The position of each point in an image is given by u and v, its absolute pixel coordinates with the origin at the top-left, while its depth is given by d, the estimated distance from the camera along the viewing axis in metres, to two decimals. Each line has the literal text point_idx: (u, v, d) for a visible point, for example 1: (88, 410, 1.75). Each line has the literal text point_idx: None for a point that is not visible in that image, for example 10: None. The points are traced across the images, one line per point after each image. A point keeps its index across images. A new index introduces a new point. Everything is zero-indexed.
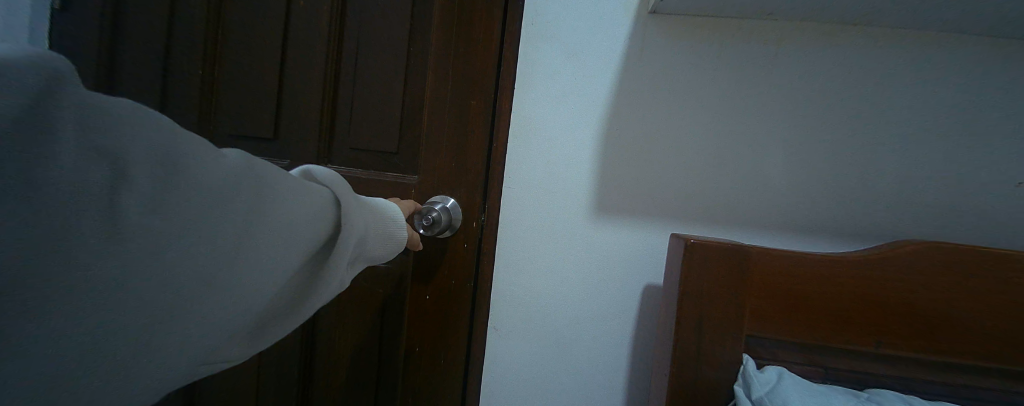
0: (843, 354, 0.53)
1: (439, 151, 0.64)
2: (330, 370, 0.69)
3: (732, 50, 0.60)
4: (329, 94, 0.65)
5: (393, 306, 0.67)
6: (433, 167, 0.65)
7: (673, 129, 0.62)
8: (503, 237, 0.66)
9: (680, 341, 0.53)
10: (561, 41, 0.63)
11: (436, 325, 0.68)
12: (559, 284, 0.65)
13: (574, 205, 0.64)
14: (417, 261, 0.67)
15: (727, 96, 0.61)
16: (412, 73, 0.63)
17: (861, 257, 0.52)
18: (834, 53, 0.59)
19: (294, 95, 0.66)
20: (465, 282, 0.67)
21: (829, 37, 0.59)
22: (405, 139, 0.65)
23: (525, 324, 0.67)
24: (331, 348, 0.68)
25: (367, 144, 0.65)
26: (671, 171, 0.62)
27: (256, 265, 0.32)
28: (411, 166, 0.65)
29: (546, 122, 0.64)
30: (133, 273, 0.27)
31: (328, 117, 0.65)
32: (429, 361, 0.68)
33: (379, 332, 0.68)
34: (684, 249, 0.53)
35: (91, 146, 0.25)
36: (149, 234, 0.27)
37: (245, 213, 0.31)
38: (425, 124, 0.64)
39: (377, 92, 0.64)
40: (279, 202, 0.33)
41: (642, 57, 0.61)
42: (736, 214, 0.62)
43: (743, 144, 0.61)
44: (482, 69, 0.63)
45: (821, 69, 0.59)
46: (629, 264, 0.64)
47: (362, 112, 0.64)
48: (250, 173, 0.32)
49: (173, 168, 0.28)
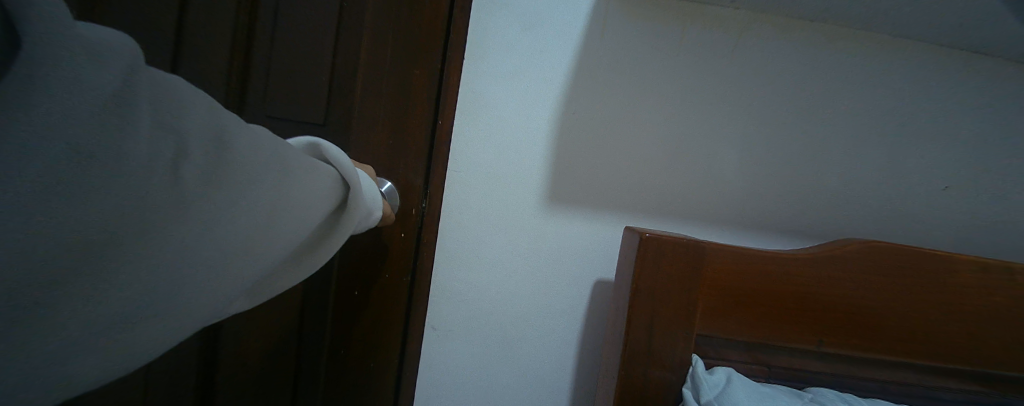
0: (789, 352, 0.52)
1: (375, 126, 0.58)
2: (238, 372, 0.60)
3: (694, 39, 0.58)
4: (242, 45, 0.55)
5: (313, 304, 0.60)
6: (369, 144, 0.59)
7: (632, 117, 0.58)
8: (446, 225, 0.59)
9: (630, 341, 0.49)
10: (518, 8, 0.57)
11: (368, 321, 0.62)
12: (507, 280, 0.60)
13: (525, 194, 0.59)
14: (346, 251, 0.61)
15: (687, 86, 0.58)
16: (346, 35, 0.56)
17: (812, 255, 0.51)
18: (792, 49, 0.58)
19: (194, 49, 0.54)
20: (402, 276, 0.61)
21: (786, 34, 0.58)
22: (334, 108, 0.57)
23: (467, 324, 0.60)
24: (238, 346, 0.59)
25: (289, 112, 0.56)
26: (628, 161, 0.58)
27: (261, 262, 0.26)
28: (343, 140, 0.58)
29: (498, 99, 0.57)
30: (162, 298, 0.20)
31: (239, 76, 0.55)
32: (358, 361, 0.62)
33: (299, 327, 0.61)
34: (638, 243, 0.49)
35: (160, 146, 0.18)
36: (187, 223, 0.20)
37: (274, 197, 0.25)
38: (361, 95, 0.58)
39: (304, 53, 0.55)
40: (301, 186, 0.28)
41: (604, 34, 0.57)
42: (690, 208, 0.60)
43: (699, 134, 0.59)
44: (429, 38, 0.58)
45: (778, 65, 0.58)
46: (582, 258, 0.60)
47: (284, 76, 0.55)
48: (279, 155, 0.26)
49: (222, 160, 0.22)
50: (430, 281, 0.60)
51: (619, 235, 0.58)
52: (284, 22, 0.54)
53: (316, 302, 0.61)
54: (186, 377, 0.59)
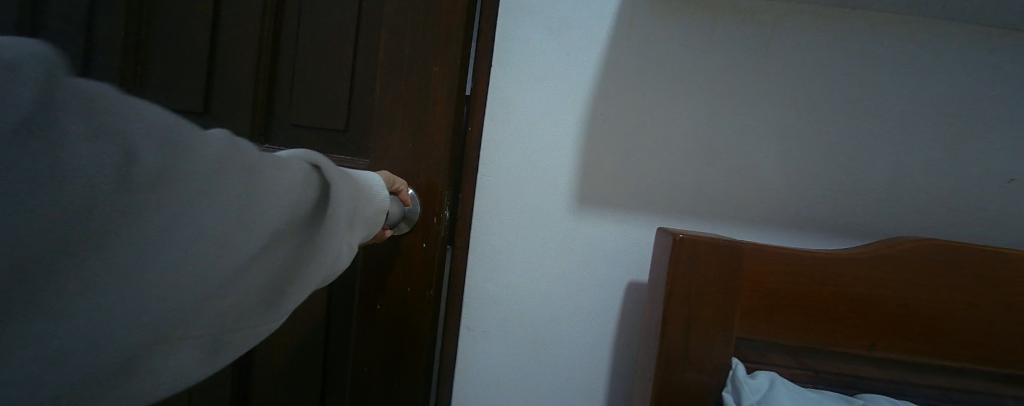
0: (836, 356, 0.49)
1: (394, 133, 0.59)
2: (267, 382, 0.60)
3: (723, 32, 0.56)
4: (264, 70, 0.57)
5: (338, 312, 0.60)
6: (388, 150, 0.59)
7: (661, 116, 0.57)
8: (478, 228, 0.60)
9: (667, 344, 0.49)
10: (544, 15, 0.58)
11: (393, 331, 0.61)
12: (537, 281, 0.60)
13: (553, 196, 0.59)
14: (368, 263, 0.60)
15: (716, 81, 0.57)
16: (362, 39, 0.56)
17: (857, 254, 0.48)
18: (829, 40, 0.56)
19: (229, 66, 0.57)
20: (426, 290, 0.60)
21: (822, 24, 0.56)
22: (352, 124, 0.58)
23: (499, 324, 0.61)
24: (267, 356, 0.60)
25: (310, 119, 0.58)
26: (658, 161, 0.58)
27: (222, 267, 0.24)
28: (363, 148, 0.58)
29: (526, 104, 0.58)
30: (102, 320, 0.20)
31: (264, 89, 0.58)
32: (385, 370, 0.61)
33: (325, 338, 0.60)
34: (672, 244, 0.49)
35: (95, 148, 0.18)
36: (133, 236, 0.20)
37: (234, 195, 0.24)
38: (378, 101, 0.58)
39: (323, 61, 0.56)
40: (265, 185, 0.26)
41: (629, 34, 0.57)
42: (725, 207, 0.58)
43: (734, 132, 0.57)
44: (446, 40, 0.57)
45: (814, 57, 0.56)
46: (613, 259, 0.60)
47: (305, 85, 0.57)
48: (232, 155, 0.24)
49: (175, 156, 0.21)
50: (464, 284, 0.61)
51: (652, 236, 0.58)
52: (304, 31, 0.56)
53: (341, 312, 0.60)
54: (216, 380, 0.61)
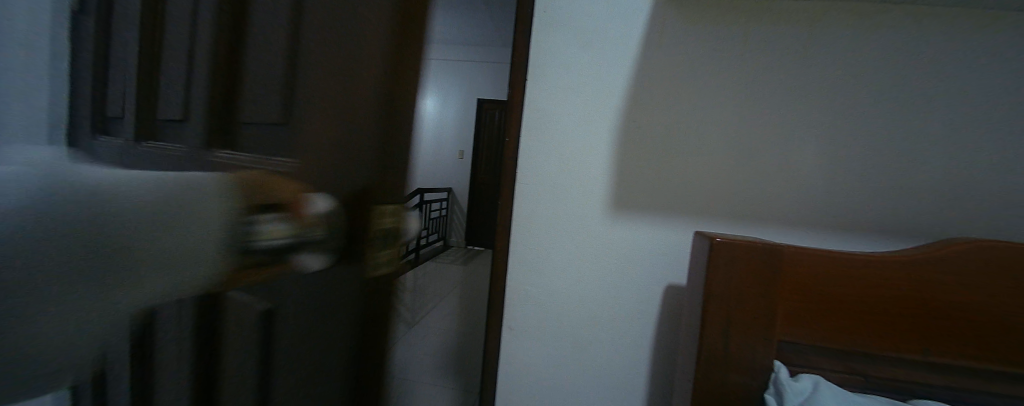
0: (886, 362, 0.48)
1: (336, 109, 0.34)
2: None
3: (760, 36, 0.56)
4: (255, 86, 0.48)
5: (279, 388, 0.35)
6: (328, 139, 0.34)
7: (695, 121, 0.58)
8: (517, 234, 0.64)
9: (707, 345, 0.50)
10: (576, 29, 0.60)
11: None
12: (575, 283, 0.63)
13: (589, 201, 0.61)
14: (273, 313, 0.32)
15: (754, 85, 0.57)
16: None
17: (905, 256, 0.47)
18: (871, 37, 0.54)
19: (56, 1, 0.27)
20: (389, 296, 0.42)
21: (863, 22, 0.55)
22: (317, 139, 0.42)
23: (540, 324, 0.65)
24: None
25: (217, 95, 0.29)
26: (693, 165, 0.59)
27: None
28: (286, 143, 0.30)
29: (560, 115, 0.61)
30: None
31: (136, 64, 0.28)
32: None
33: None
34: (710, 249, 0.49)
35: None
36: None
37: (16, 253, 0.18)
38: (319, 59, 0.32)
39: None
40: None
41: (661, 43, 0.58)
42: (765, 210, 0.58)
43: (772, 134, 0.57)
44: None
45: (855, 55, 0.55)
46: (651, 263, 0.61)
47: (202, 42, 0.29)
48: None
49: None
50: (505, 286, 0.65)
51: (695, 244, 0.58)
52: None
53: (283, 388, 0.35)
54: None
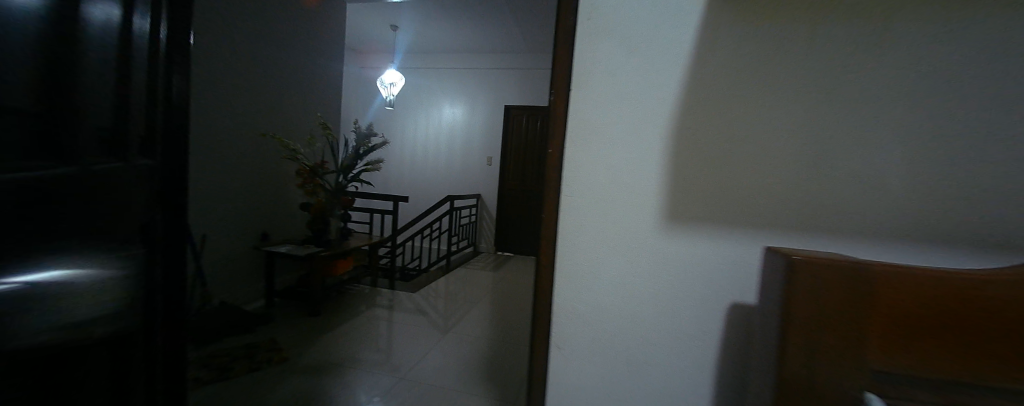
0: (997, 396, 0.42)
1: None
2: None
3: (828, 32, 0.52)
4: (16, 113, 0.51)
5: None
6: None
7: (756, 127, 0.54)
8: (564, 249, 0.61)
9: (789, 374, 0.44)
10: (623, 33, 0.57)
11: None
12: (626, 301, 0.60)
13: (640, 215, 0.58)
14: None
15: (822, 85, 0.52)
16: None
17: (1009, 275, 0.42)
18: (960, 27, 0.49)
19: None
20: None
21: (950, 12, 0.49)
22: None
23: (589, 343, 0.61)
24: None
25: None
26: (755, 174, 0.54)
27: None
28: None
29: (607, 124, 0.58)
30: None
31: None
32: None
33: None
34: (789, 267, 0.44)
35: None
36: None
37: None
38: None
39: None
40: None
41: (715, 44, 0.55)
42: (842, 222, 0.52)
43: (846, 138, 0.51)
44: None
45: (942, 48, 0.49)
46: (710, 279, 0.57)
47: None
48: None
49: None
50: (551, 303, 0.63)
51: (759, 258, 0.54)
52: None
53: None
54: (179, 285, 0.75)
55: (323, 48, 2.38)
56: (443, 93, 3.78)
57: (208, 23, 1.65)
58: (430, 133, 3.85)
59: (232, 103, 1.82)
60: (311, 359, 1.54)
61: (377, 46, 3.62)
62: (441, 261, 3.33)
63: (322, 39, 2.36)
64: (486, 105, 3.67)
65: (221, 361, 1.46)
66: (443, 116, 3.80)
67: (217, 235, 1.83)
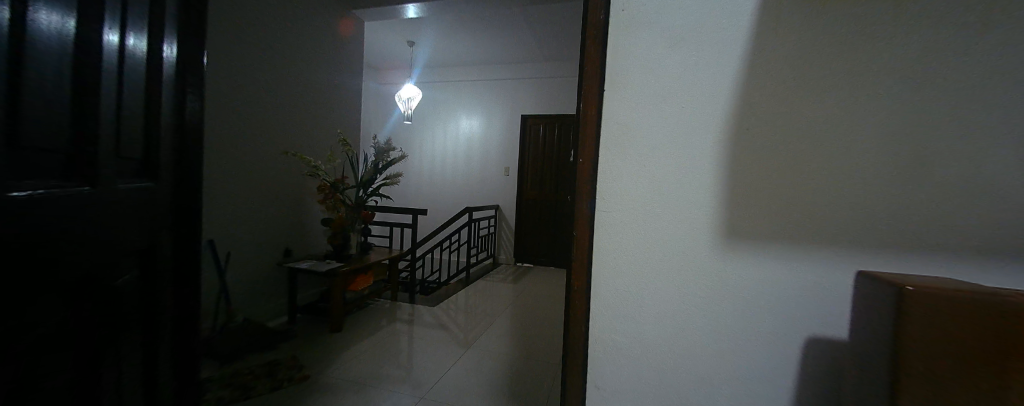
0: None
1: None
2: None
3: (920, 19, 0.44)
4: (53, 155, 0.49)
5: None
6: None
7: (833, 130, 0.46)
8: (602, 274, 0.53)
9: None
10: (665, 26, 0.50)
11: None
12: (678, 333, 0.52)
13: (693, 233, 0.50)
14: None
15: (915, 80, 0.45)
16: None
17: None
18: None
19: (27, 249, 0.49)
20: None
21: None
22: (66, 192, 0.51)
23: (633, 383, 0.53)
24: None
25: None
26: (833, 184, 0.47)
27: None
28: None
29: (650, 129, 0.50)
30: None
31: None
32: None
33: None
34: (900, 299, 0.38)
35: None
36: None
37: None
38: None
39: None
40: None
41: (773, 37, 0.48)
42: (933, 240, 0.45)
43: (938, 142, 0.44)
44: None
45: None
46: (775, 307, 0.49)
47: None
48: None
49: None
50: (587, 335, 0.55)
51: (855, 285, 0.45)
52: None
53: None
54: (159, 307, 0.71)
55: (341, 65, 2.40)
56: (460, 105, 3.78)
57: (228, 44, 1.67)
58: (447, 145, 3.84)
59: (254, 122, 1.83)
60: (335, 375, 1.49)
61: (394, 62, 3.66)
62: (461, 274, 3.27)
63: (341, 57, 2.39)
64: (503, 115, 3.64)
65: (246, 379, 1.43)
66: (460, 128, 3.79)
67: (239, 253, 1.83)
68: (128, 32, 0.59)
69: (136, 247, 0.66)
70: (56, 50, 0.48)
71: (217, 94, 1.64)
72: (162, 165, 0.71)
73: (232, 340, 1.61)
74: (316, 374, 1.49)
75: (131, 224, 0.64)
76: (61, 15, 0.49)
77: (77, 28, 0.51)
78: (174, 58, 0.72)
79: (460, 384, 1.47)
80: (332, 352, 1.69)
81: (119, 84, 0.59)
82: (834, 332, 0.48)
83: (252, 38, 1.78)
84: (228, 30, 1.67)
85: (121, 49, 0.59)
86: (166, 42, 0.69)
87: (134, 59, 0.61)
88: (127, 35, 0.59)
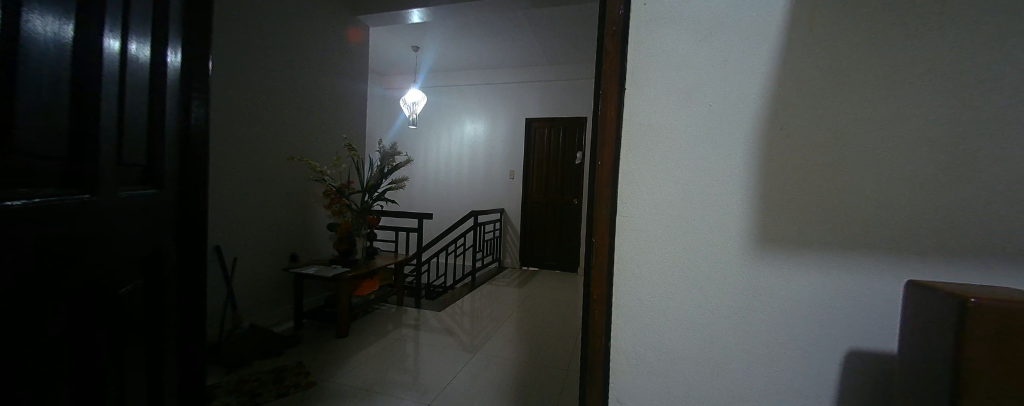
0: None
1: None
2: None
3: (969, 11, 0.41)
4: (52, 161, 0.48)
5: None
6: None
7: (873, 128, 0.43)
8: (622, 281, 0.50)
9: None
10: (689, 20, 0.47)
11: None
12: (705, 343, 0.48)
13: (723, 238, 0.47)
14: None
15: (966, 73, 0.41)
16: None
17: None
18: None
19: (52, 249, 0.48)
20: None
21: None
22: (62, 200, 0.49)
23: (656, 394, 0.50)
24: None
25: None
26: (875, 183, 0.44)
27: None
28: None
29: (673, 128, 0.48)
30: None
31: None
32: None
33: None
34: (967, 313, 0.34)
35: None
36: None
37: None
38: None
39: None
40: None
41: (804, 34, 0.45)
42: (973, 249, 0.42)
43: (981, 145, 0.41)
44: None
45: None
46: (808, 316, 0.46)
47: None
48: None
49: None
50: (607, 345, 0.51)
51: (907, 299, 0.42)
52: None
53: None
54: (162, 312, 0.70)
55: (346, 70, 2.39)
56: (464, 108, 3.77)
57: (233, 49, 1.66)
58: (451, 149, 3.83)
59: (258, 127, 1.82)
60: (342, 382, 1.46)
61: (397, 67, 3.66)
62: (465, 277, 3.24)
63: (345, 62, 2.38)
64: (507, 118, 3.62)
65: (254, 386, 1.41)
66: (464, 133, 3.78)
67: (245, 259, 1.81)
68: (129, 37, 0.58)
69: (137, 255, 0.63)
70: (50, 57, 0.46)
71: (223, 99, 1.64)
72: (165, 171, 0.69)
73: (239, 346, 1.59)
74: (323, 380, 1.47)
75: (132, 232, 0.62)
76: (58, 20, 0.47)
77: (74, 34, 0.49)
78: (178, 64, 0.70)
79: (467, 390, 1.43)
80: (338, 358, 1.66)
81: (121, 92, 0.57)
82: (876, 345, 0.45)
83: (254, 44, 1.77)
84: (233, 36, 1.66)
85: (122, 55, 0.57)
86: (170, 48, 0.67)
87: (135, 64, 0.59)
88: (129, 41, 0.58)
